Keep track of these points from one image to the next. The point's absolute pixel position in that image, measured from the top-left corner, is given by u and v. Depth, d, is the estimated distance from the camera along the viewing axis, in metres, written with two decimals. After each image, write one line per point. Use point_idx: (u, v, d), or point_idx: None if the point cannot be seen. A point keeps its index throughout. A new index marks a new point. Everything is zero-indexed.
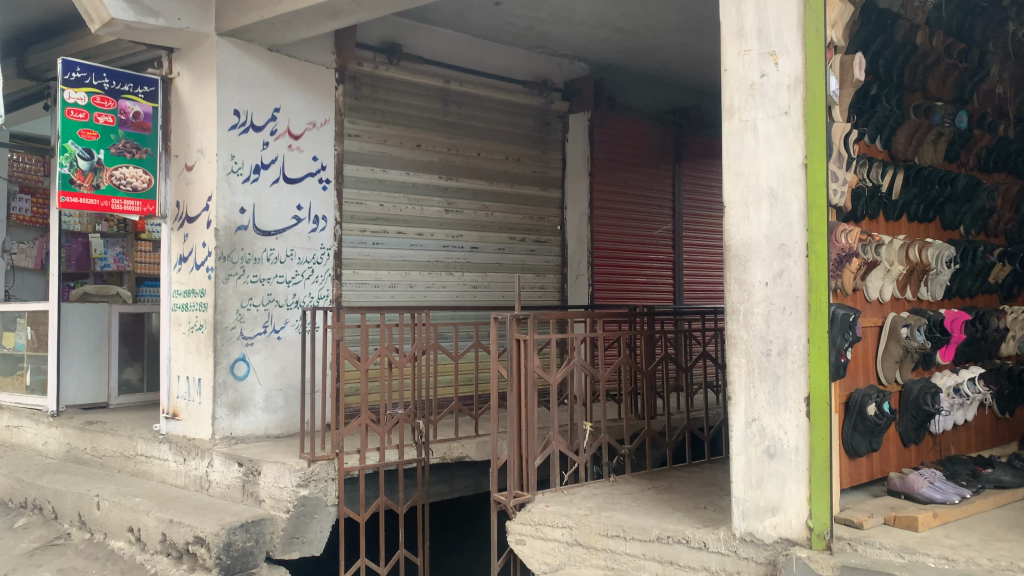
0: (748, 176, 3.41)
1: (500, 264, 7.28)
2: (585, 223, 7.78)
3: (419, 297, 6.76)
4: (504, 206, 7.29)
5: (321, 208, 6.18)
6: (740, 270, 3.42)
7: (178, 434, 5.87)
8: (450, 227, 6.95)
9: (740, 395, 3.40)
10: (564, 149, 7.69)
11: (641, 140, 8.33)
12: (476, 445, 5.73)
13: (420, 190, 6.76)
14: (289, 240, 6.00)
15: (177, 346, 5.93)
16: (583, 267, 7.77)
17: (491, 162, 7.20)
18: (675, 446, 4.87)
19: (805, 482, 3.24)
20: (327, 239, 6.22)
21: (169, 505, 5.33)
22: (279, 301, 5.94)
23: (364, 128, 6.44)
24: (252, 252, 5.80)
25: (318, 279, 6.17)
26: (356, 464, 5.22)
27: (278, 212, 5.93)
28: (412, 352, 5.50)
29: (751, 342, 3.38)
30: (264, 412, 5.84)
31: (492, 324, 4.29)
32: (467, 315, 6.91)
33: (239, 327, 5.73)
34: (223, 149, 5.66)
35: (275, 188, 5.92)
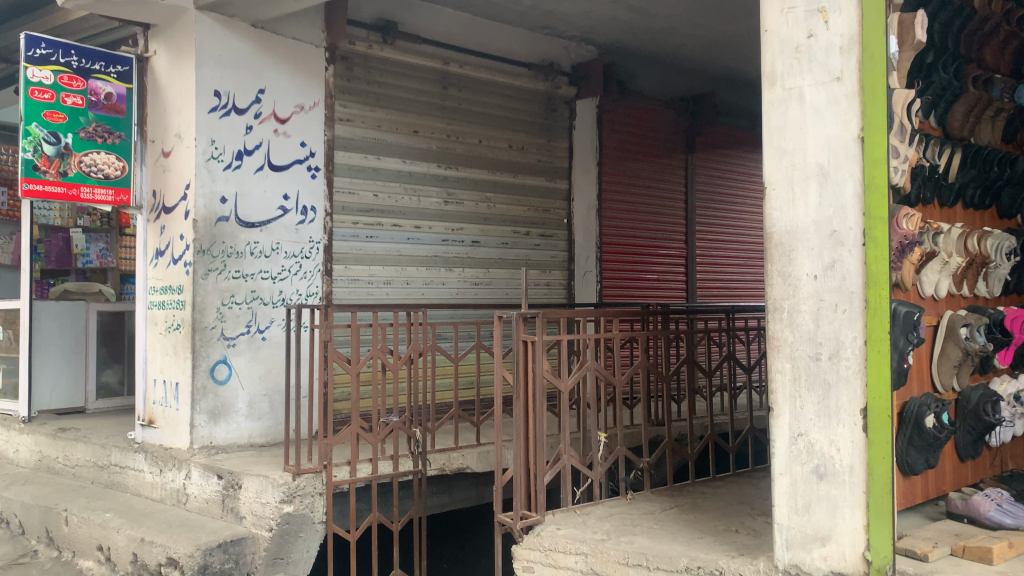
0: (792, 153, 2.95)
1: (502, 260, 6.82)
2: (593, 216, 7.35)
3: (416, 295, 6.30)
4: (507, 197, 6.83)
5: (309, 198, 5.72)
6: (784, 261, 2.96)
7: (154, 443, 5.41)
8: (450, 220, 6.49)
9: (784, 406, 2.95)
10: (570, 137, 7.22)
11: (652, 128, 7.87)
12: (478, 455, 5.28)
13: (417, 179, 6.30)
14: (274, 232, 5.54)
15: (153, 348, 5.47)
16: (591, 263, 7.34)
17: (493, 150, 6.73)
18: (698, 459, 4.41)
19: (861, 508, 2.78)
20: (316, 232, 5.76)
21: (141, 521, 4.87)
22: (263, 299, 5.49)
23: (355, 111, 5.97)
24: (234, 245, 5.35)
25: (306, 275, 5.71)
26: (346, 477, 4.77)
27: (262, 202, 5.48)
28: (408, 354, 5.03)
29: (797, 345, 2.92)
30: (247, 419, 5.38)
31: (497, 323, 3.84)
32: (467, 314, 6.45)
33: (220, 327, 5.28)
34: (202, 133, 5.21)
35: (259, 176, 5.47)
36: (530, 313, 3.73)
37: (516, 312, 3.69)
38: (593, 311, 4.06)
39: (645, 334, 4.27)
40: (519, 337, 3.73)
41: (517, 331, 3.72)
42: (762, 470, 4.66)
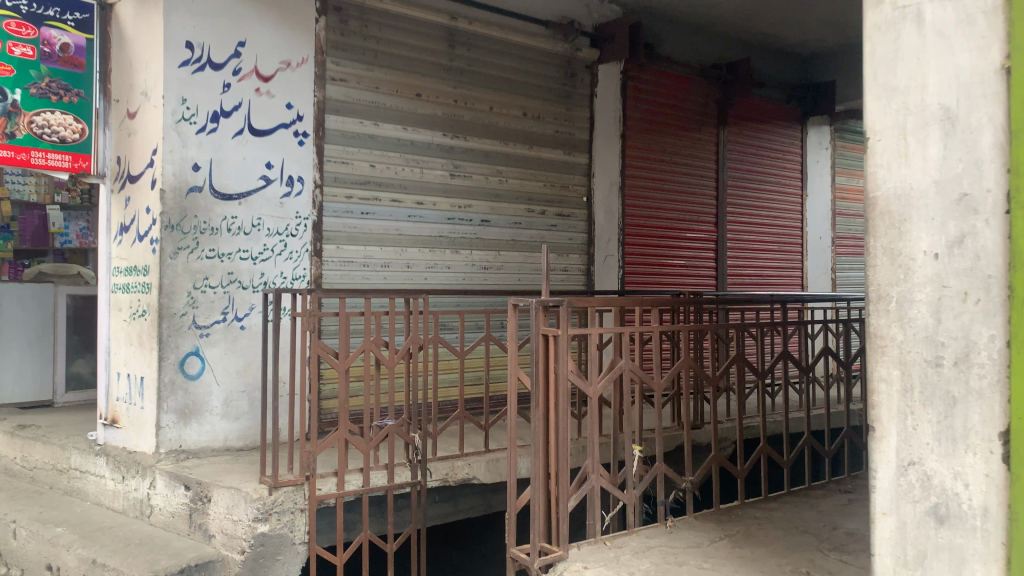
0: (906, 92, 2.23)
1: (515, 242, 6.11)
2: (615, 194, 6.66)
3: (417, 280, 5.59)
4: (520, 170, 6.11)
5: (296, 167, 5.02)
6: (892, 235, 2.26)
7: (117, 446, 4.75)
8: (456, 196, 5.78)
9: (891, 424, 2.25)
10: (591, 105, 6.51)
11: (680, 98, 7.15)
12: (486, 464, 4.59)
13: (420, 149, 5.58)
14: (255, 206, 4.85)
15: (117, 337, 4.80)
16: (612, 247, 6.64)
17: (506, 119, 6.02)
18: (747, 476, 3.71)
19: (998, 568, 2.04)
20: (304, 206, 5.06)
21: (96, 538, 4.21)
22: (242, 282, 4.81)
23: (350, 70, 5.26)
24: (209, 220, 4.68)
25: (292, 255, 5.01)
26: (333, 491, 4.09)
27: (241, 171, 4.80)
28: (406, 347, 4.35)
29: (909, 345, 2.22)
30: (223, 419, 4.71)
31: (511, 313, 3.11)
32: (475, 302, 5.75)
33: (191, 313, 4.60)
34: (171, 90, 4.53)
35: (238, 141, 4.78)
36: (553, 300, 3.01)
37: (536, 298, 2.97)
38: (630, 299, 3.34)
39: (689, 329, 3.55)
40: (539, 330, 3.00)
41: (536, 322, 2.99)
42: (820, 489, 3.97)
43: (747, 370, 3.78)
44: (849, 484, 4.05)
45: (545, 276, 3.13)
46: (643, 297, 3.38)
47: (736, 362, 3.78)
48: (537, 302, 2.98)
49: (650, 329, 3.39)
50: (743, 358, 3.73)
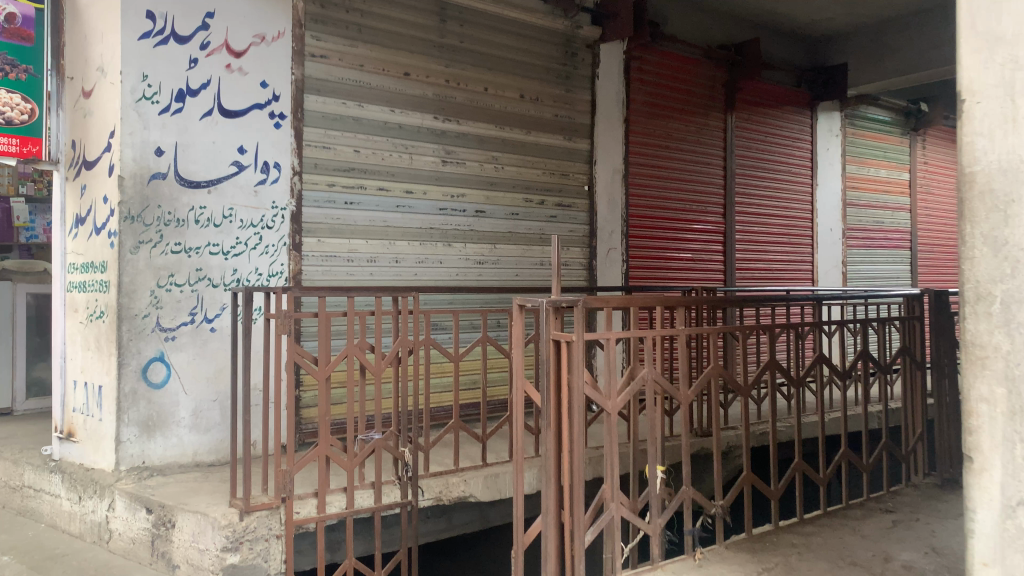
0: (1014, 44, 1.80)
1: (512, 235, 5.66)
2: (619, 181, 6.21)
3: (407, 276, 5.13)
4: (517, 157, 5.66)
5: (272, 152, 4.55)
6: (996, 220, 1.83)
7: (73, 462, 4.28)
8: (449, 184, 5.32)
9: (996, 456, 1.82)
10: (593, 88, 6.07)
11: (686, 80, 6.71)
12: (484, 480, 4.15)
13: (409, 133, 5.12)
14: (226, 195, 4.39)
15: (73, 341, 4.33)
16: (615, 239, 6.20)
17: (502, 101, 5.56)
18: (782, 497, 3.27)
19: None
20: (281, 195, 4.58)
21: (46, 568, 3.74)
22: (211, 280, 4.34)
23: (331, 46, 4.79)
24: (174, 211, 4.21)
25: (268, 250, 4.54)
26: (313, 514, 3.64)
27: (209, 155, 4.33)
28: (395, 351, 3.90)
29: (1019, 356, 1.78)
30: (192, 431, 4.24)
31: (516, 315, 2.66)
32: (470, 299, 5.29)
33: (155, 314, 4.14)
34: (130, 65, 4.06)
35: (207, 123, 4.31)
36: (566, 301, 2.56)
37: (546, 298, 2.52)
38: (654, 298, 2.90)
39: (718, 331, 3.10)
40: (549, 334, 2.55)
41: (546, 326, 2.54)
42: (859, 508, 3.55)
43: (780, 377, 3.34)
44: (889, 503, 3.65)
45: (556, 274, 2.68)
46: (666, 296, 2.94)
47: (770, 368, 3.32)
48: (548, 302, 2.53)
49: (675, 332, 2.95)
50: (777, 363, 3.29)
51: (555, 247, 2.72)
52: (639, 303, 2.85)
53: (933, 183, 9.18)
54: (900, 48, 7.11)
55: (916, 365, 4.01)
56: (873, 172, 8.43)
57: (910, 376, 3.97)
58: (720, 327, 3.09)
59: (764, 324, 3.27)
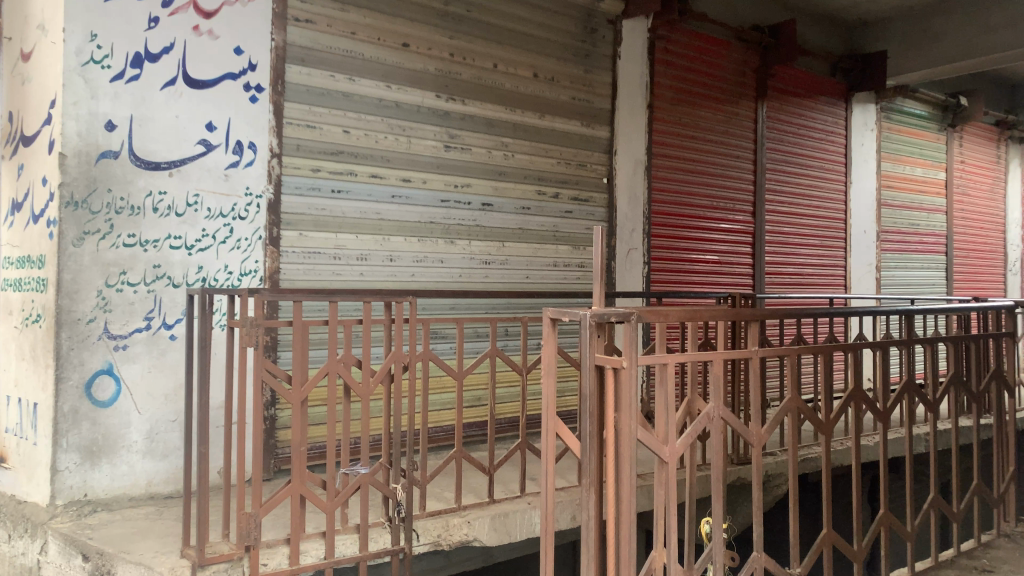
0: None
1: (523, 232, 5.01)
2: (641, 174, 5.58)
3: (403, 278, 4.46)
4: (530, 144, 5.02)
5: (246, 130, 3.90)
6: None
7: (4, 493, 3.63)
8: (451, 173, 4.66)
9: None
10: (614, 69, 5.43)
11: (715, 64, 6.08)
12: (491, 521, 3.50)
13: (407, 113, 4.46)
14: (191, 179, 3.73)
15: (8, 349, 3.68)
16: (636, 239, 5.55)
17: (513, 79, 4.92)
18: (867, 560, 2.62)
19: None
20: (256, 180, 3.93)
21: None
22: (172, 279, 3.68)
23: (319, 10, 4.13)
24: (127, 196, 3.56)
25: (240, 244, 3.88)
26: (284, 566, 2.99)
27: (171, 132, 3.67)
28: (387, 368, 3.25)
29: None
30: (145, 459, 3.58)
31: (549, 330, 2.02)
32: (475, 305, 4.63)
33: (101, 318, 3.47)
34: (77, 22, 3.40)
35: (169, 94, 3.66)
36: (616, 315, 1.90)
37: (586, 312, 1.86)
38: (725, 311, 2.24)
39: (796, 352, 2.45)
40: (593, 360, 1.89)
41: (587, 349, 1.87)
42: (952, 568, 2.91)
43: (866, 410, 2.69)
44: (984, 560, 3.00)
45: (599, 277, 2.02)
46: (739, 308, 2.28)
47: (856, 399, 2.66)
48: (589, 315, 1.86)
49: (749, 355, 2.29)
50: (863, 392, 2.64)
51: (598, 241, 2.06)
52: (705, 317, 2.19)
53: (971, 184, 8.54)
54: (947, 33, 6.46)
55: (1010, 391, 3.36)
56: (909, 170, 7.79)
57: (1001, 402, 3.33)
58: (800, 349, 2.44)
59: (850, 346, 2.63)
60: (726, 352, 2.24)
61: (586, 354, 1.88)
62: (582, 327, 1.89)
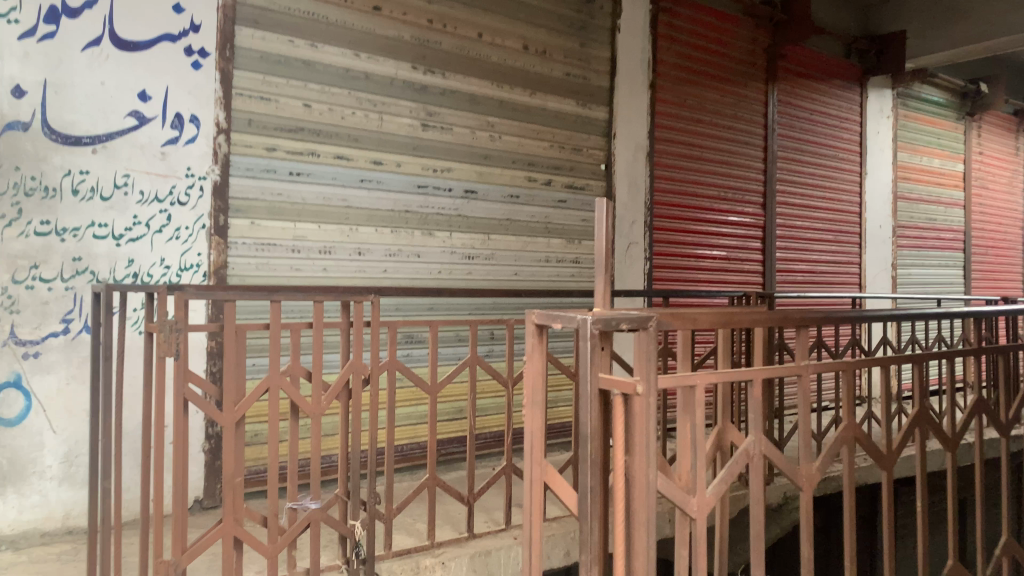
0: None
1: (511, 223, 4.47)
2: (642, 160, 5.04)
3: (373, 274, 3.92)
4: (519, 125, 4.49)
5: (187, 101, 3.35)
6: None
7: None
8: (429, 156, 4.12)
9: None
10: (613, 43, 4.90)
11: (722, 40, 5.55)
12: (470, 562, 2.96)
13: (379, 86, 3.92)
14: (119, 156, 3.18)
15: None
16: (637, 231, 5.02)
17: (501, 51, 4.38)
18: None
19: None
20: (198, 159, 3.38)
21: None
22: (96, 274, 3.13)
23: None
24: (39, 176, 3.00)
25: (179, 234, 3.34)
26: None
27: (96, 101, 3.12)
28: (343, 381, 2.71)
29: None
30: (61, 486, 3.03)
31: (534, 337, 1.49)
32: (455, 305, 4.09)
33: (6, 321, 2.92)
34: None
35: (93, 56, 3.11)
36: (628, 320, 1.33)
37: (586, 318, 1.28)
38: (771, 315, 1.68)
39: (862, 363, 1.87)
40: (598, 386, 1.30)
41: (590, 370, 1.29)
42: None
43: (933, 436, 2.15)
44: None
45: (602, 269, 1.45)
46: (788, 312, 1.72)
47: (922, 424, 2.11)
48: (589, 321, 1.28)
49: (800, 372, 1.74)
50: (931, 415, 2.10)
51: (601, 222, 1.49)
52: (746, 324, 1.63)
53: (989, 177, 8.02)
54: (976, 7, 5.84)
55: None
56: (926, 161, 7.27)
57: None
58: (865, 364, 1.88)
59: (923, 358, 2.07)
60: (770, 366, 1.68)
61: (588, 376, 1.30)
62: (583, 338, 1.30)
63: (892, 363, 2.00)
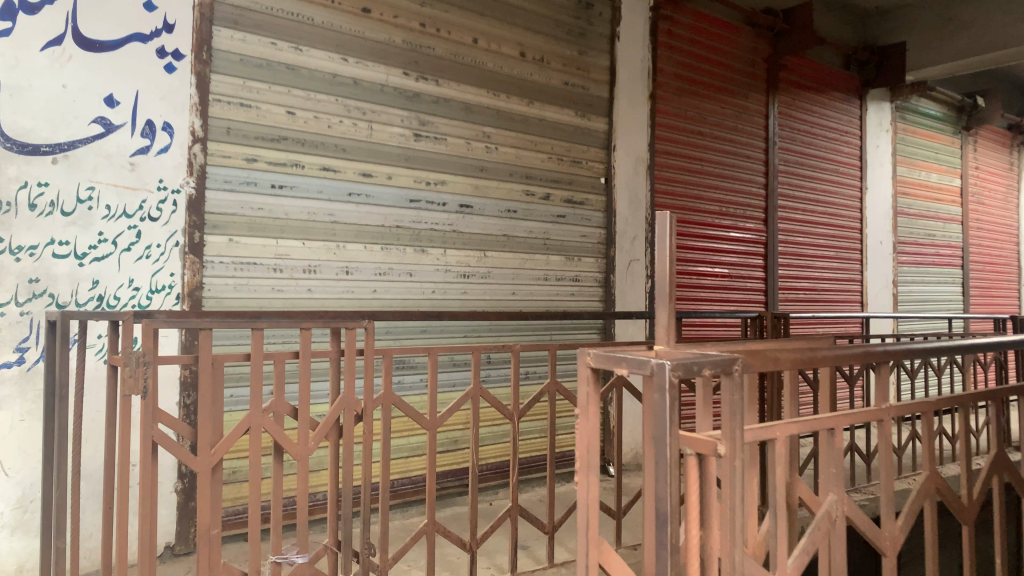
0: None
1: (508, 239, 4.21)
2: (642, 173, 4.81)
3: (363, 295, 3.63)
4: (515, 135, 4.23)
5: (159, 107, 3.06)
6: None
7: None
8: (422, 168, 3.85)
9: None
10: (612, 50, 4.67)
11: (722, 50, 5.35)
12: None
13: (368, 93, 3.65)
14: (83, 167, 2.88)
15: None
16: (638, 248, 4.77)
17: (497, 58, 4.13)
18: None
19: None
20: (171, 171, 3.09)
21: None
22: (55, 298, 2.82)
23: None
24: None
25: (150, 252, 3.04)
26: None
27: (56, 106, 2.82)
28: (335, 416, 2.42)
29: None
30: (13, 535, 2.70)
31: (586, 374, 1.30)
32: (451, 328, 3.82)
33: None
34: None
35: (54, 56, 2.81)
36: (710, 364, 1.06)
37: (664, 361, 0.99)
38: (851, 352, 1.43)
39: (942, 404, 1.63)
40: (678, 453, 1.00)
41: (669, 433, 0.99)
42: None
43: (1009, 482, 1.90)
44: None
45: (668, 298, 1.35)
46: (868, 348, 1.47)
47: (998, 468, 1.86)
48: (669, 366, 0.99)
49: (880, 417, 1.49)
50: (1009, 459, 1.85)
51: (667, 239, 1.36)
52: (824, 363, 1.39)
53: (985, 192, 7.89)
54: (976, 21, 5.65)
55: None
56: (924, 176, 7.11)
57: None
58: (946, 404, 1.64)
59: (999, 392, 1.84)
60: (852, 412, 1.41)
61: (665, 439, 1.00)
62: (657, 390, 1.00)
63: (970, 401, 1.76)
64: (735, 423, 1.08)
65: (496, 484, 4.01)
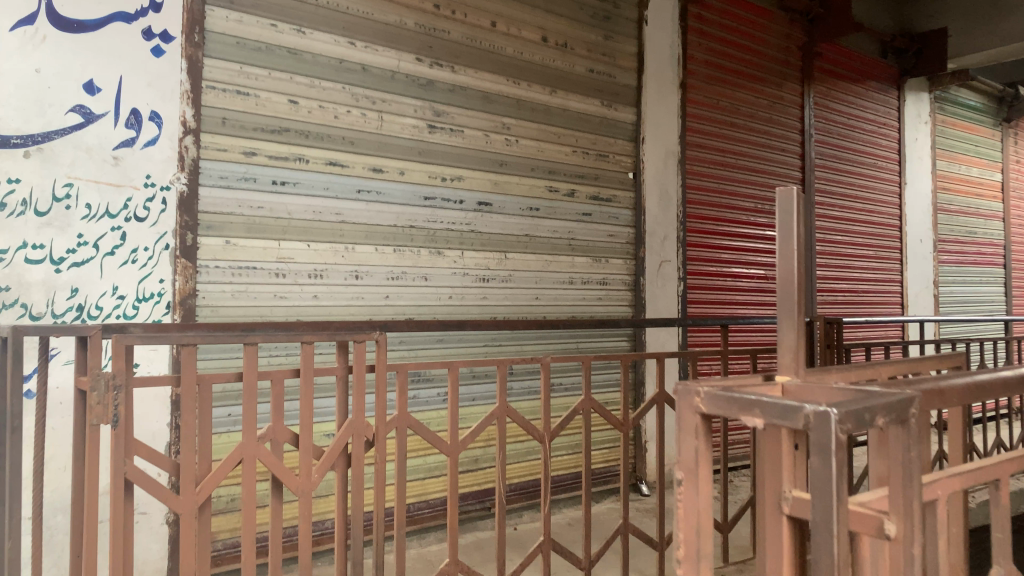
0: None
1: (530, 240, 3.88)
2: (673, 168, 4.47)
3: (374, 301, 3.31)
4: (537, 127, 3.91)
5: (145, 94, 2.75)
6: None
7: None
8: (436, 162, 3.53)
9: None
10: (639, 35, 4.33)
11: (755, 36, 5.00)
12: None
13: (378, 81, 3.33)
14: (59, 161, 2.57)
15: None
16: (669, 248, 4.43)
17: (516, 43, 3.81)
18: None
19: None
20: (159, 166, 2.78)
21: None
22: (28, 308, 2.51)
23: None
24: None
25: (136, 256, 2.72)
26: None
27: (29, 92, 2.51)
28: (344, 443, 2.09)
29: None
30: None
31: (683, 407, 1.08)
32: (470, 337, 3.49)
33: None
34: None
35: (25, 37, 2.50)
36: (883, 410, 0.82)
37: (831, 410, 0.76)
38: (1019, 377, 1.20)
39: None
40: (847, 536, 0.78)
41: (836, 514, 0.76)
42: None
43: None
44: None
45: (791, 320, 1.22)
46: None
47: None
48: (836, 418, 0.76)
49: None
50: None
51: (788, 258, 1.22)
52: (996, 392, 1.14)
53: None
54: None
55: None
56: (964, 170, 6.73)
57: None
58: None
59: None
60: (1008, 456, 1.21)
61: (828, 521, 0.77)
62: (816, 451, 0.77)
63: None
64: (908, 486, 0.85)
65: (521, 506, 3.68)
